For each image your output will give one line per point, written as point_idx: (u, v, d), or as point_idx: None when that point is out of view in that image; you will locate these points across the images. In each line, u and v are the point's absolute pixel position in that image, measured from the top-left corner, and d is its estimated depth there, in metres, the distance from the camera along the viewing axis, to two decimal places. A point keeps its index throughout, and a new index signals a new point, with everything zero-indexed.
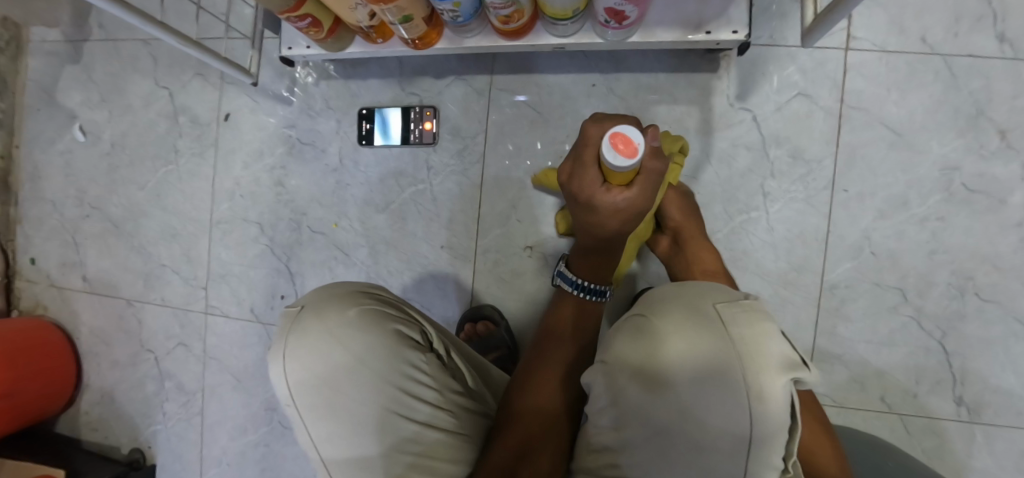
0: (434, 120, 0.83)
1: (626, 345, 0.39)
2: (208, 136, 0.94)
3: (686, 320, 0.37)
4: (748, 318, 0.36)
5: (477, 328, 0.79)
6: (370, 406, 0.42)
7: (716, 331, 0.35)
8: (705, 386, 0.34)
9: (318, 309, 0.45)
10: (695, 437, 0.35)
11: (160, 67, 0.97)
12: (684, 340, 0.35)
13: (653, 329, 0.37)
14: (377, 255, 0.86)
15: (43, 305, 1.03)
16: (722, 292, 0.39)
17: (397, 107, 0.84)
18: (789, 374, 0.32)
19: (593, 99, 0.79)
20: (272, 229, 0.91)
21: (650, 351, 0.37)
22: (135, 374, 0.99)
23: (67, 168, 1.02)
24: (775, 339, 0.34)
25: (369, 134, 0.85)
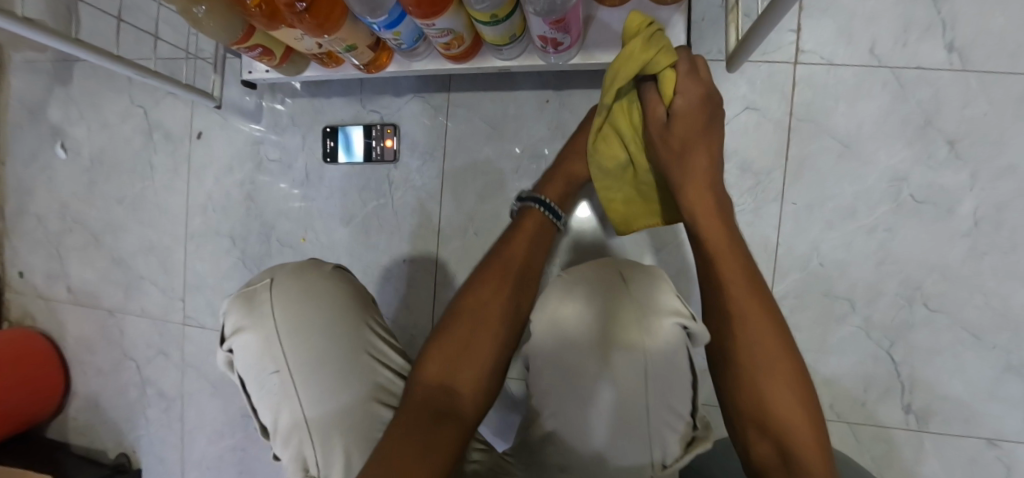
0: (394, 138, 0.85)
1: (564, 303, 0.48)
2: (182, 152, 0.97)
3: (608, 286, 0.49)
4: (650, 284, 0.49)
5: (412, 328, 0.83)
6: (351, 363, 0.50)
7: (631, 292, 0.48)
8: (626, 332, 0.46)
9: (301, 281, 0.51)
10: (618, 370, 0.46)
11: (134, 85, 0.99)
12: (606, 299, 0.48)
13: (586, 292, 0.48)
14: (343, 267, 0.88)
15: (30, 316, 1.08)
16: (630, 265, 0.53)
17: (360, 125, 0.86)
18: (680, 317, 0.46)
19: (547, 115, 0.81)
20: (243, 242, 0.94)
21: (584, 306, 0.48)
22: (119, 382, 1.03)
23: (50, 183, 1.05)
24: (667, 295, 0.48)
25: (333, 152, 0.88)
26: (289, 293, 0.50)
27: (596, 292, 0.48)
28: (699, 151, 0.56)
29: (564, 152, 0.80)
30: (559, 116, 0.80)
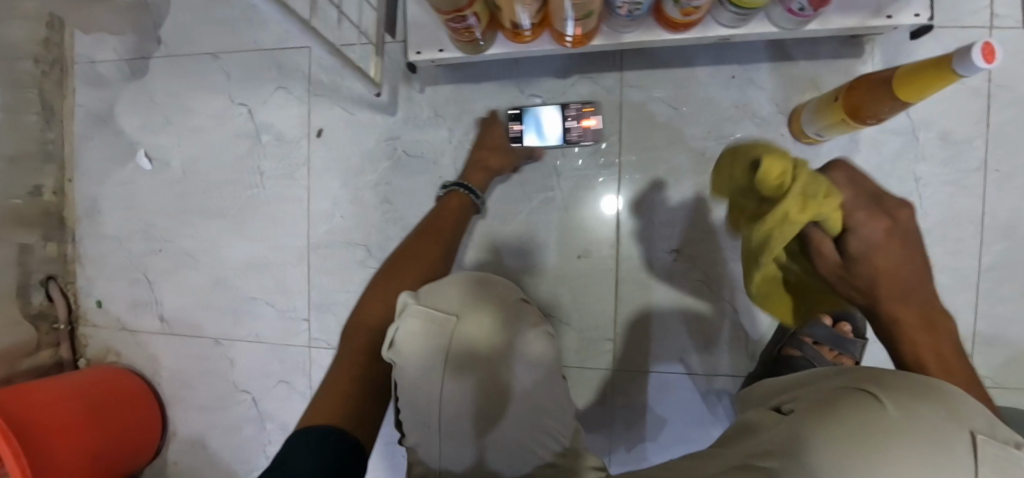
0: (595, 116, 0.76)
1: (849, 416, 0.29)
2: (298, 154, 0.86)
3: (935, 427, 0.27)
4: (1006, 468, 0.26)
5: None
6: (474, 395, 0.45)
7: (964, 457, 0.26)
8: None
9: (473, 296, 0.48)
10: None
11: (233, 83, 0.88)
12: (903, 422, 0.28)
13: (896, 420, 0.28)
14: (504, 270, 0.80)
15: (115, 351, 0.95)
16: (987, 421, 0.30)
17: (555, 104, 0.76)
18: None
19: (732, 91, 0.75)
20: (381, 250, 0.83)
21: (873, 429, 0.28)
22: (229, 418, 0.91)
23: (129, 199, 0.92)
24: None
25: (519, 137, 0.76)
26: (458, 313, 0.46)
27: (907, 430, 0.27)
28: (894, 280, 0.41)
29: (753, 130, 0.75)
30: (746, 92, 0.74)
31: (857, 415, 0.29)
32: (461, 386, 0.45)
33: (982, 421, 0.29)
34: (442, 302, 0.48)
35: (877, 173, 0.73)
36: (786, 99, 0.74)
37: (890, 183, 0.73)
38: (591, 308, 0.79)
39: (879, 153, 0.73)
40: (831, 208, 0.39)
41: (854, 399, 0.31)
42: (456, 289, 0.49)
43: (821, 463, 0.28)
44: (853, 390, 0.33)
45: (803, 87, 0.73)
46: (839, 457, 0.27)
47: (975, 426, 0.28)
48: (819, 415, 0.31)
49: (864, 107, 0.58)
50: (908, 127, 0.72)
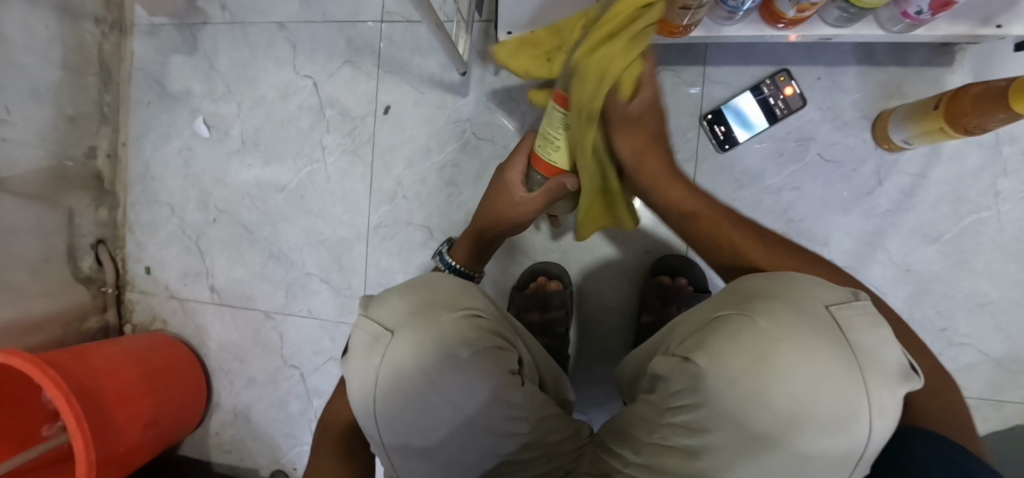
0: (794, 84, 0.73)
1: (733, 344, 0.35)
2: (364, 131, 0.85)
3: (799, 311, 0.36)
4: (865, 323, 0.35)
5: (532, 282, 0.77)
6: (433, 391, 0.41)
7: (832, 337, 0.34)
8: (831, 399, 0.32)
9: (418, 307, 0.44)
10: (760, 396, 0.33)
11: (299, 54, 0.87)
12: (772, 321, 0.35)
13: (776, 333, 0.34)
14: (569, 260, 0.80)
15: (161, 319, 0.94)
16: (826, 290, 0.38)
17: (745, 91, 0.74)
18: (870, 390, 0.32)
19: (815, 93, 0.74)
20: (444, 233, 0.82)
21: (763, 344, 0.34)
22: (276, 392, 0.90)
23: (186, 167, 0.92)
24: (890, 348, 0.34)
25: (728, 136, 0.74)
26: (395, 329, 0.42)
27: (784, 341, 0.34)
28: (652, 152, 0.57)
29: (833, 133, 0.74)
30: (830, 96, 0.74)
31: (742, 342, 0.35)
32: (407, 376, 0.41)
33: (826, 294, 0.37)
34: (384, 315, 0.44)
35: (956, 185, 0.72)
36: (869, 105, 0.73)
37: (968, 196, 0.72)
38: (633, 297, 0.79)
39: (959, 165, 0.72)
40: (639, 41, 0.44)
41: (730, 325, 0.37)
42: (402, 300, 0.45)
43: (723, 392, 0.35)
44: (729, 313, 0.39)
45: (888, 93, 0.73)
46: (740, 385, 0.34)
47: (828, 303, 0.36)
48: (704, 350, 0.37)
49: (968, 116, 0.57)
50: (992, 140, 0.72)
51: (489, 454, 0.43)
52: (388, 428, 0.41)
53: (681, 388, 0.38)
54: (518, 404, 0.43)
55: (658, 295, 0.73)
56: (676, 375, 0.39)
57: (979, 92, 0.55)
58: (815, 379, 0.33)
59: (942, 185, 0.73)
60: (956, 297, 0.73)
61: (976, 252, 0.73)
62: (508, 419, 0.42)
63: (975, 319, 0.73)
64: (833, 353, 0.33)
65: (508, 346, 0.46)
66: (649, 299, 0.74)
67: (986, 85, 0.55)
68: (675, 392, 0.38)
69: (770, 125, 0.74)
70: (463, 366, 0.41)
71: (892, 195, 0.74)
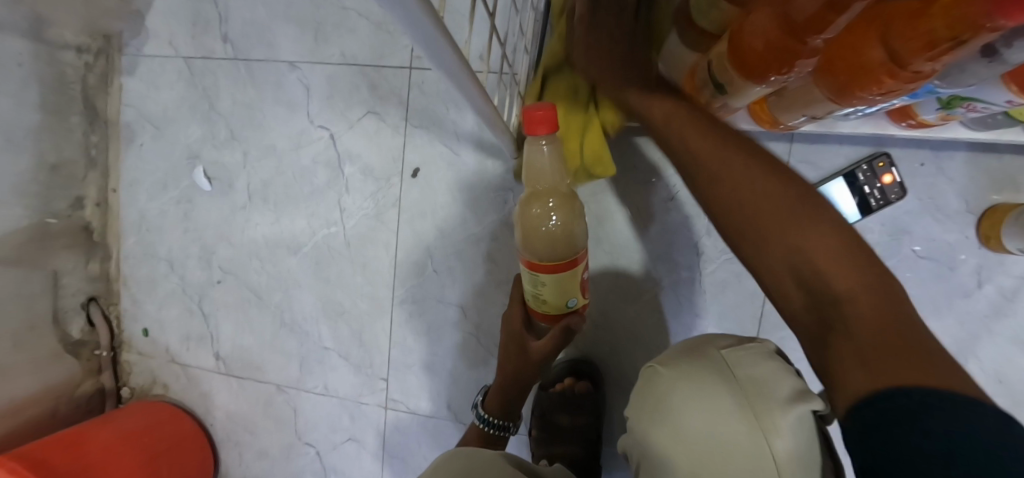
0: (894, 171, 0.63)
1: (650, 409, 0.42)
2: (390, 194, 0.75)
3: (697, 364, 0.42)
4: (752, 357, 0.41)
5: (575, 386, 0.69)
6: None
7: (721, 373, 0.40)
8: (734, 437, 0.37)
9: None
10: (687, 450, 0.38)
11: (314, 99, 0.75)
12: (682, 378, 0.41)
13: (678, 377, 0.41)
14: (620, 351, 0.71)
15: (162, 384, 0.86)
16: (724, 338, 0.44)
17: (838, 177, 0.64)
18: (768, 414, 0.37)
19: (915, 180, 0.64)
20: (479, 314, 0.73)
21: (666, 395, 0.41)
22: (291, 468, 0.83)
23: (186, 220, 0.81)
24: (783, 377, 0.39)
25: None
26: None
27: (681, 388, 0.40)
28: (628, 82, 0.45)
29: (932, 227, 0.65)
30: (932, 185, 0.64)
31: (652, 392, 0.42)
32: None
33: (725, 341, 0.44)
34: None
35: None
36: (977, 197, 0.64)
37: None
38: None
39: None
40: None
41: (644, 380, 0.45)
42: None
43: (652, 446, 0.41)
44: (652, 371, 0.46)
45: (1001, 185, 0.63)
46: (660, 436, 0.40)
47: (722, 347, 0.43)
48: (632, 409, 0.44)
49: None
50: None
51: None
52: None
53: (630, 448, 0.44)
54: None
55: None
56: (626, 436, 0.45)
57: None
58: (715, 422, 0.38)
59: None
60: None
61: None
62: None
63: None
64: (723, 388, 0.39)
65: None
66: None
67: None
68: (630, 451, 0.45)
69: (862, 217, 0.64)
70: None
71: (990, 298, 0.65)
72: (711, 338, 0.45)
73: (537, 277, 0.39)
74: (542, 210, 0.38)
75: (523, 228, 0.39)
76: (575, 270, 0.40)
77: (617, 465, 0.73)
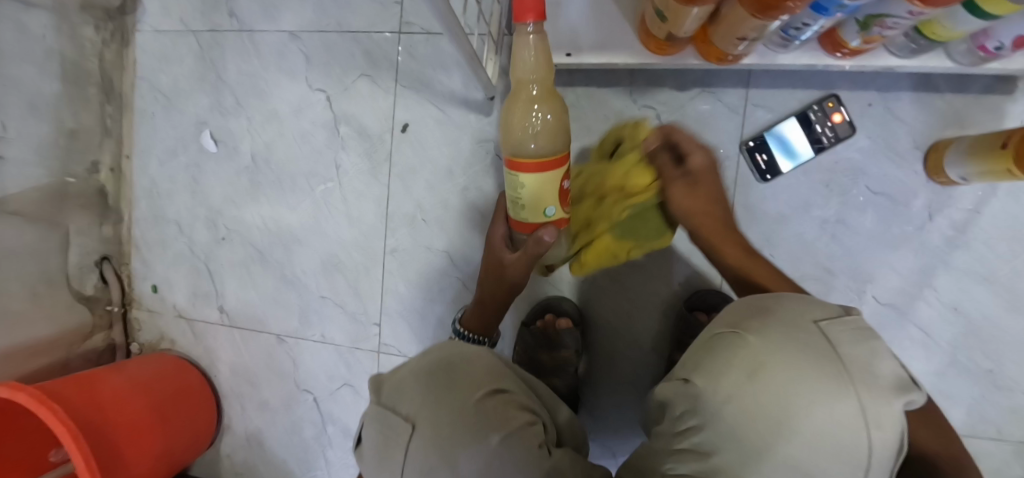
0: (843, 110, 0.67)
1: (725, 372, 0.34)
2: (381, 150, 0.79)
3: (794, 335, 0.34)
4: (855, 338, 0.34)
5: (556, 321, 0.72)
6: None
7: (827, 350, 0.33)
8: (842, 421, 0.30)
9: (430, 385, 0.41)
10: (771, 425, 0.32)
11: (312, 65, 0.81)
12: (781, 350, 0.33)
13: (771, 348, 0.34)
14: (597, 291, 0.76)
15: (170, 339, 0.91)
16: (821, 307, 0.37)
17: (790, 117, 0.69)
18: (882, 403, 0.31)
19: (868, 120, 0.69)
20: (465, 261, 0.78)
21: (756, 365, 0.33)
22: (290, 417, 0.87)
23: (193, 183, 0.87)
24: (887, 361, 0.33)
25: (772, 165, 0.69)
26: (415, 421, 0.38)
27: (773, 359, 0.33)
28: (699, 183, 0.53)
29: (886, 164, 0.69)
30: (885, 124, 0.68)
31: (736, 358, 0.35)
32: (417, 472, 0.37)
33: (819, 310, 0.37)
34: (399, 404, 0.40)
35: (1015, 223, 0.68)
36: (926, 134, 0.68)
37: None
38: (667, 334, 0.74)
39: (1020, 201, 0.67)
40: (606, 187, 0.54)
41: (723, 346, 0.37)
42: (412, 380, 0.41)
43: (721, 417, 0.34)
44: (723, 334, 0.38)
45: (947, 123, 0.68)
46: (741, 407, 0.33)
47: (820, 317, 0.36)
48: (699, 375, 0.36)
49: None
50: None
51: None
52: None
53: (683, 418, 0.37)
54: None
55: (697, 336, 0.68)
56: (672, 397, 0.38)
57: None
58: (816, 405, 0.31)
59: (999, 222, 0.68)
60: (1006, 340, 0.70)
61: None
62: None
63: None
64: (828, 365, 0.32)
65: (535, 419, 0.41)
66: (683, 339, 0.70)
67: None
68: (679, 417, 0.37)
69: (815, 155, 0.69)
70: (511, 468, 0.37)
71: (944, 231, 0.69)
72: (791, 304, 0.38)
73: (517, 176, 0.40)
74: (526, 111, 0.40)
75: (506, 126, 0.41)
76: (554, 176, 0.40)
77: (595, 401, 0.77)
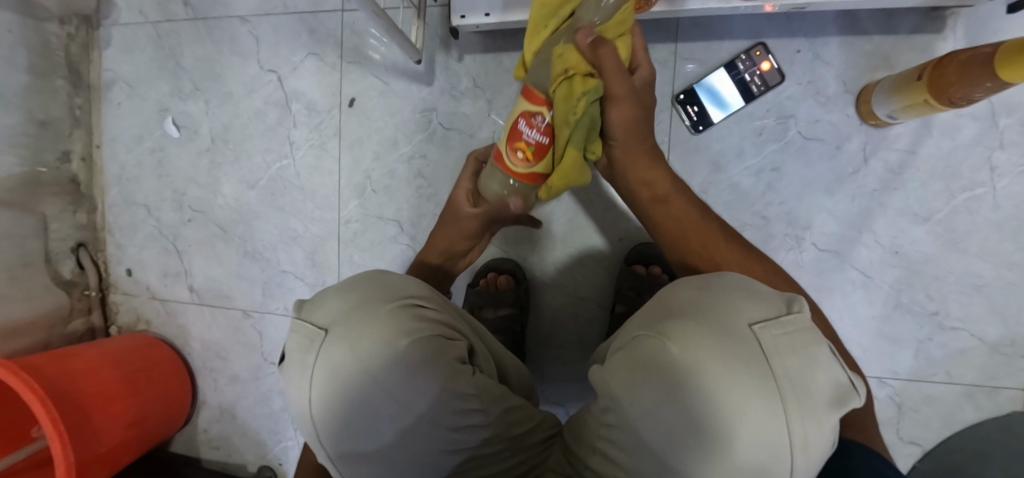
0: (771, 58, 0.69)
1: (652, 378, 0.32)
2: (331, 124, 0.82)
3: (729, 345, 0.31)
4: (789, 344, 0.32)
5: (498, 279, 0.76)
6: (362, 402, 0.38)
7: (762, 366, 0.30)
8: (760, 438, 0.29)
9: (355, 306, 0.41)
10: (702, 443, 0.30)
11: (263, 47, 0.84)
12: (716, 369, 0.30)
13: (706, 364, 0.31)
14: (541, 250, 0.77)
15: (145, 319, 0.95)
16: (758, 303, 0.34)
17: (720, 68, 0.70)
18: (815, 420, 0.30)
19: (797, 67, 0.70)
20: (415, 227, 0.80)
21: (680, 384, 0.31)
22: (260, 389, 0.90)
23: (159, 167, 0.91)
24: (825, 369, 0.31)
25: (702, 117, 0.71)
26: (329, 325, 0.40)
27: (694, 375, 0.31)
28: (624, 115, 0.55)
29: (816, 109, 0.70)
30: (811, 70, 0.69)
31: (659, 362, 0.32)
32: (333, 390, 0.39)
33: (758, 308, 0.34)
34: (317, 314, 0.42)
35: (949, 161, 0.68)
36: (855, 77, 0.69)
37: (962, 172, 0.68)
38: (609, 286, 0.76)
39: (953, 138, 0.67)
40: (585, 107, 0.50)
41: (644, 347, 0.34)
42: (340, 298, 0.42)
43: (644, 423, 0.33)
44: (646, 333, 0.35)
45: (874, 65, 0.68)
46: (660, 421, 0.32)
47: (752, 320, 0.33)
48: (621, 377, 0.34)
49: (953, 86, 0.54)
50: (989, 110, 0.66)
51: (438, 445, 0.40)
52: (332, 438, 0.39)
53: (610, 415, 0.35)
54: (466, 393, 0.40)
55: (633, 286, 0.70)
56: (599, 392, 0.37)
57: (962, 56, 0.53)
58: (750, 429, 0.29)
59: (934, 161, 0.68)
60: (950, 280, 0.69)
61: (971, 231, 0.68)
62: (460, 413, 0.40)
63: (969, 303, 0.69)
64: (752, 384, 0.30)
65: (456, 335, 0.43)
66: (622, 289, 0.71)
67: (970, 50, 0.52)
68: (604, 413, 0.36)
69: (747, 103, 0.70)
70: (414, 368, 0.38)
71: (879, 173, 0.69)
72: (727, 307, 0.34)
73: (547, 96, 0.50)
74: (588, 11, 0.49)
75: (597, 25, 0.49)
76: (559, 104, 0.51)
77: (543, 358, 0.79)
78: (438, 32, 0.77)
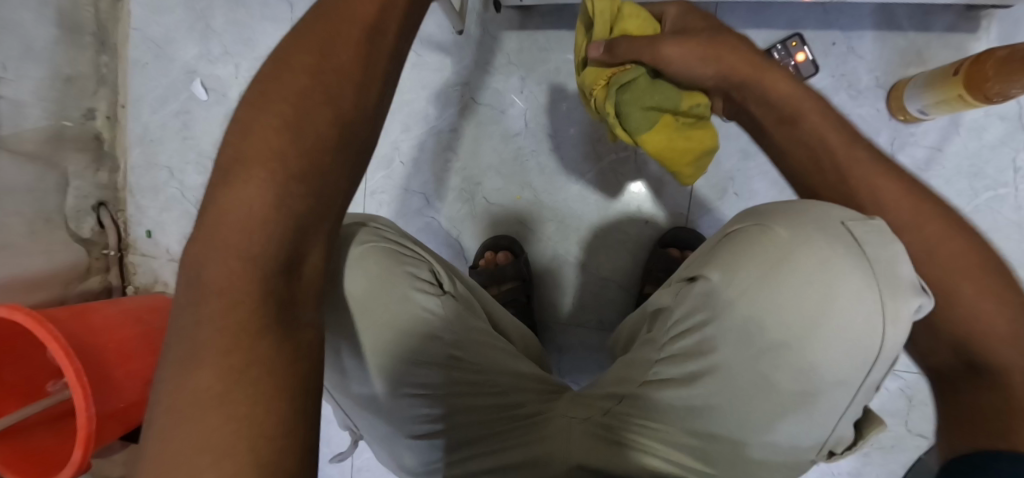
0: (805, 49, 0.69)
1: (739, 266, 0.36)
2: None
3: (822, 234, 0.34)
4: (880, 237, 0.34)
5: (497, 257, 0.77)
6: (381, 319, 0.39)
7: (852, 253, 0.33)
8: (850, 320, 0.33)
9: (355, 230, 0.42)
10: (786, 322, 0.34)
11: (296, 14, 0.84)
12: (808, 253, 0.34)
13: (792, 249, 0.34)
14: (566, 230, 0.78)
15: (162, 282, 0.95)
16: (843, 208, 0.36)
17: None
18: (901, 303, 0.32)
19: (830, 59, 0.71)
20: (440, 201, 0.81)
21: (773, 265, 0.35)
22: None
23: (185, 130, 0.91)
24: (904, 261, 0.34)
25: None
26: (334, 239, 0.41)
27: (795, 266, 0.34)
28: (687, 44, 0.45)
29: (847, 102, 0.71)
30: (845, 63, 0.70)
31: (757, 253, 0.36)
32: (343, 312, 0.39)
33: (844, 211, 0.36)
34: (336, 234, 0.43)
35: (975, 160, 0.69)
36: (887, 72, 0.70)
37: (986, 171, 0.69)
38: (632, 268, 0.77)
39: (980, 137, 0.69)
40: (634, 83, 0.46)
41: (750, 236, 0.37)
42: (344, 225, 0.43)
43: (729, 311, 0.36)
44: (750, 229, 0.38)
45: (908, 61, 0.69)
46: (745, 304, 0.35)
47: (845, 218, 0.35)
48: (715, 265, 0.38)
49: (990, 81, 0.54)
50: (1018, 111, 0.68)
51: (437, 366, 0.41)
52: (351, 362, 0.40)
53: (691, 315, 0.39)
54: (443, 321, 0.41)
55: (664, 268, 0.71)
56: (681, 300, 0.40)
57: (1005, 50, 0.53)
58: (835, 305, 0.33)
59: (960, 159, 0.69)
60: None
61: (993, 229, 0.69)
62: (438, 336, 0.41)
63: None
64: (855, 272, 0.33)
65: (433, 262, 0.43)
66: (654, 270, 0.72)
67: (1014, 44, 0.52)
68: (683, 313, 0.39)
69: None
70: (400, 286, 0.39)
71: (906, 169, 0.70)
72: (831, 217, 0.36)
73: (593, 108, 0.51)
74: None
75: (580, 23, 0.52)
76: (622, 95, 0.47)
77: (562, 335, 0.80)
78: (475, 6, 0.77)
